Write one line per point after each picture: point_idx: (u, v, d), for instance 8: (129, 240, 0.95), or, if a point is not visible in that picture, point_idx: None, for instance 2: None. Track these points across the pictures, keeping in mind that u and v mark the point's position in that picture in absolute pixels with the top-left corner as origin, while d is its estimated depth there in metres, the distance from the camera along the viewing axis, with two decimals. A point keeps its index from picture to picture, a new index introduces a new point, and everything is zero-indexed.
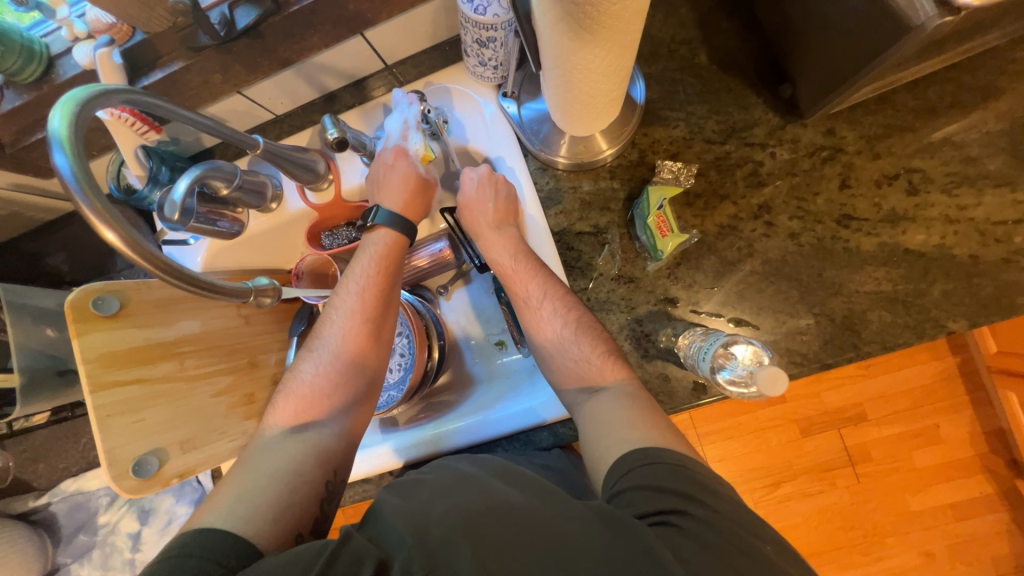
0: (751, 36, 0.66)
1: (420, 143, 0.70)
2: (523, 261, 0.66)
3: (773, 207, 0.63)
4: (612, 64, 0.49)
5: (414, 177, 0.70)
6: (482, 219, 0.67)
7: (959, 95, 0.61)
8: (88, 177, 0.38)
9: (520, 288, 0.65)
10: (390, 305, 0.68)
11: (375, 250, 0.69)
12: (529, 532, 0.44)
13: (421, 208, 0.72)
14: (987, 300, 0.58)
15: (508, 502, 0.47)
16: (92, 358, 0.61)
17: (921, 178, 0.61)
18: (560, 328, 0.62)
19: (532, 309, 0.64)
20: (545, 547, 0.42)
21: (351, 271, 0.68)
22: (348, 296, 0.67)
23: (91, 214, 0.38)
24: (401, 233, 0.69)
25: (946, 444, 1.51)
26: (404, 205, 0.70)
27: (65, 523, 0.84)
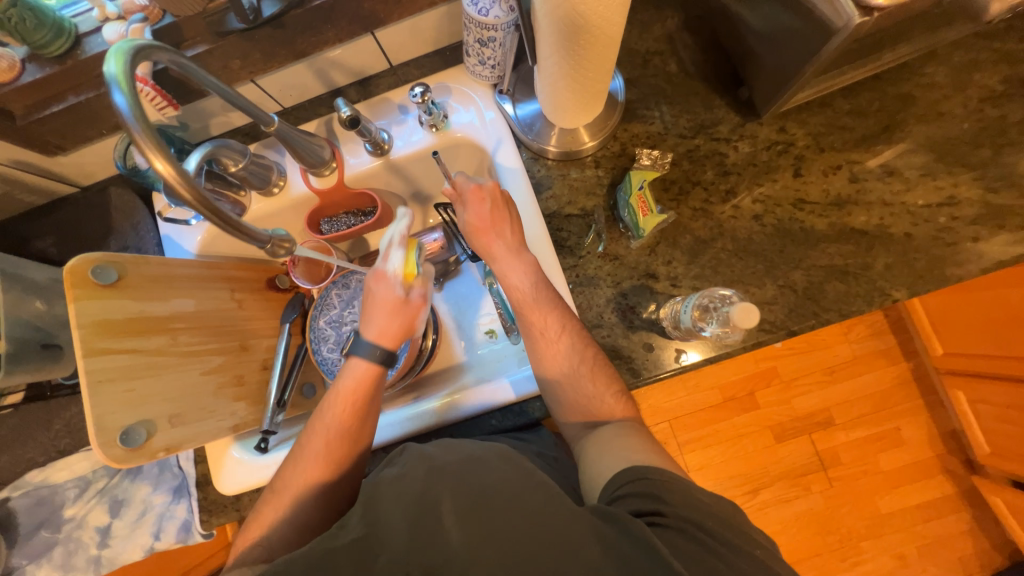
0: (713, 50, 0.75)
1: (403, 259, 0.66)
2: (538, 292, 0.66)
3: (738, 192, 0.72)
4: (597, 63, 0.57)
5: (393, 300, 0.65)
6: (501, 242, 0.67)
7: (885, 101, 0.71)
8: (143, 112, 0.41)
9: (539, 319, 0.66)
10: (369, 404, 0.65)
11: (347, 386, 0.65)
12: (525, 512, 0.49)
13: (411, 325, 0.67)
14: (922, 271, 0.67)
15: (507, 489, 0.51)
16: (88, 324, 0.61)
17: (860, 168, 0.70)
18: (576, 364, 0.65)
19: (549, 340, 0.65)
20: (535, 539, 0.47)
21: (326, 404, 0.65)
22: (325, 415, 0.65)
23: (145, 146, 0.41)
24: (375, 365, 0.65)
25: (907, 447, 1.59)
26: (385, 333, 0.65)
27: (25, 518, 0.78)
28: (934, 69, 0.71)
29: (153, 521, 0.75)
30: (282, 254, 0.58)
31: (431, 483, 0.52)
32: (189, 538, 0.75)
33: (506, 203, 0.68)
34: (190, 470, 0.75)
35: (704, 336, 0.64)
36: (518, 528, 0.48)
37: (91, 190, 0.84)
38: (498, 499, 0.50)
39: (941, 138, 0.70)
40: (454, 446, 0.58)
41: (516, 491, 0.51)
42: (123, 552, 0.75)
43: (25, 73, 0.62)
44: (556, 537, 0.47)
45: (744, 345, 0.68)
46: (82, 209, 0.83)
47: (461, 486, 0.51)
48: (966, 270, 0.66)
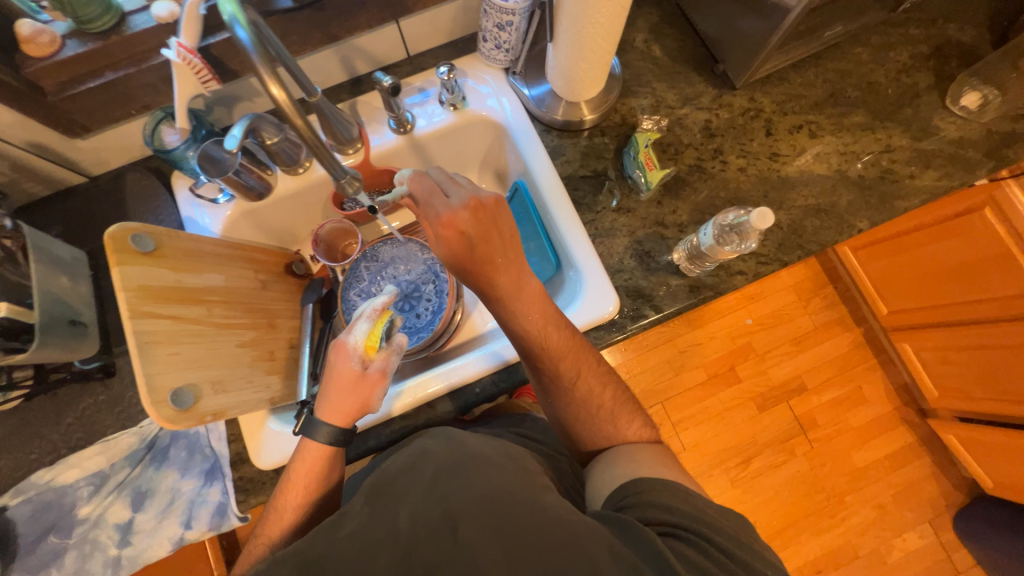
0: (688, 37, 0.90)
1: (365, 333, 0.67)
2: (547, 335, 0.66)
3: (724, 150, 0.84)
4: (608, 31, 0.68)
5: (350, 374, 0.66)
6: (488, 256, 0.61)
7: (826, 74, 0.87)
8: (261, 45, 0.45)
9: (553, 365, 0.67)
10: (330, 470, 0.66)
11: (306, 463, 0.65)
12: (526, 508, 0.53)
13: (370, 402, 0.67)
14: (876, 205, 0.81)
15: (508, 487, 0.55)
16: (132, 288, 0.61)
17: (816, 127, 0.85)
18: (594, 408, 0.69)
19: (564, 387, 0.68)
20: (535, 527, 0.51)
21: (287, 476, 0.66)
22: (286, 484, 0.65)
23: (265, 74, 0.45)
24: (327, 444, 0.65)
25: (871, 403, 1.75)
26: (342, 410, 0.66)
27: (28, 528, 0.71)
28: (860, 49, 0.89)
29: (182, 508, 0.71)
30: (348, 193, 0.63)
31: (440, 487, 0.56)
32: (224, 523, 0.70)
33: (489, 218, 0.61)
34: (224, 450, 0.73)
35: (726, 255, 0.70)
36: (521, 524, 0.51)
37: (102, 180, 0.83)
38: (497, 506, 0.53)
39: (872, 101, 0.86)
40: (456, 444, 0.62)
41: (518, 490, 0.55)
42: (150, 547, 0.71)
43: (65, 48, 0.64)
44: (553, 528, 0.51)
45: (748, 276, 0.78)
46: (91, 198, 0.82)
47: (465, 484, 0.56)
48: (909, 202, 0.81)
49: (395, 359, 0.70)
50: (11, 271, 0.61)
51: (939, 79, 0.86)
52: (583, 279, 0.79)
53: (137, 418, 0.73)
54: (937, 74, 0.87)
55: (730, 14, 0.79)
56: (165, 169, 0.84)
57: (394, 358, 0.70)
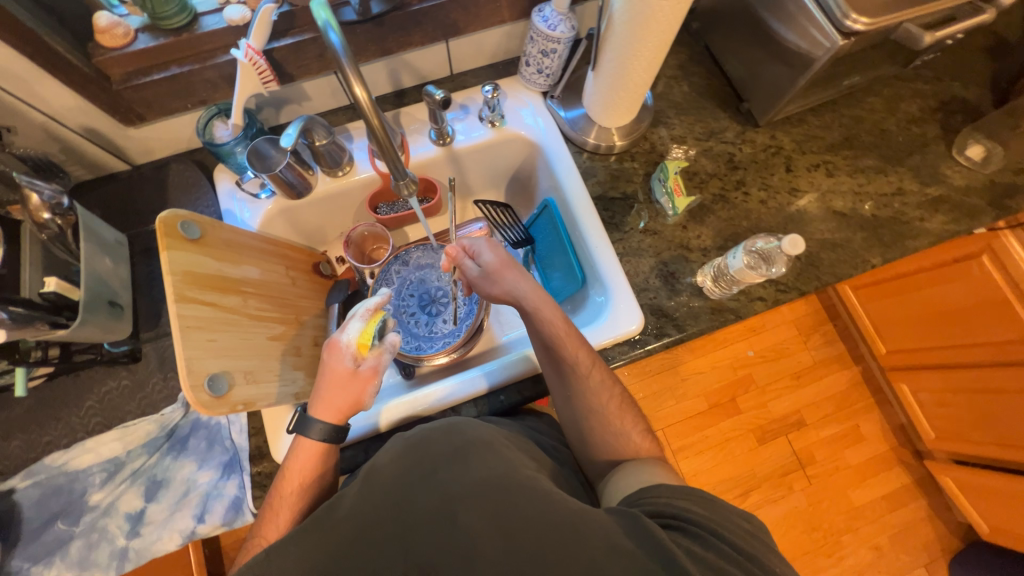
0: (715, 77, 0.96)
1: (359, 330, 0.68)
2: (569, 327, 0.70)
3: (747, 182, 0.89)
4: (649, 64, 0.72)
5: (343, 372, 0.65)
6: (513, 274, 0.73)
7: (842, 119, 0.93)
8: (348, 49, 0.49)
9: (572, 354, 0.69)
10: (327, 467, 0.64)
11: (300, 462, 0.63)
12: (540, 507, 0.50)
13: (363, 399, 0.66)
14: (889, 243, 0.85)
15: (519, 481, 0.53)
16: (178, 272, 0.61)
17: (833, 167, 0.90)
18: (605, 400, 0.69)
19: (581, 375, 0.68)
20: (550, 527, 0.49)
21: (282, 474, 0.64)
22: (281, 481, 0.63)
23: (351, 74, 0.49)
24: (322, 443, 0.64)
25: (867, 442, 1.75)
26: (334, 408, 0.65)
27: (34, 513, 0.70)
28: (873, 98, 0.95)
29: (196, 501, 0.71)
30: (403, 195, 0.65)
31: (445, 480, 0.54)
32: (237, 519, 0.69)
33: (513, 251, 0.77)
34: (243, 443, 0.71)
35: (752, 279, 0.73)
36: (535, 523, 0.49)
37: (144, 168, 0.84)
38: (500, 493, 0.52)
39: (885, 146, 0.92)
40: (456, 431, 0.60)
41: (533, 490, 0.52)
42: (160, 539, 0.71)
43: (137, 41, 0.67)
44: (568, 525, 0.49)
45: (767, 302, 0.81)
46: (132, 186, 0.83)
47: (477, 480, 0.53)
48: (920, 242, 0.85)
49: (389, 357, 0.70)
50: (61, 250, 0.65)
51: (945, 131, 0.93)
52: (610, 295, 0.81)
53: (159, 406, 0.71)
54: (943, 127, 0.93)
55: (757, 58, 0.85)
56: (209, 162, 0.86)
57: (388, 355, 0.70)
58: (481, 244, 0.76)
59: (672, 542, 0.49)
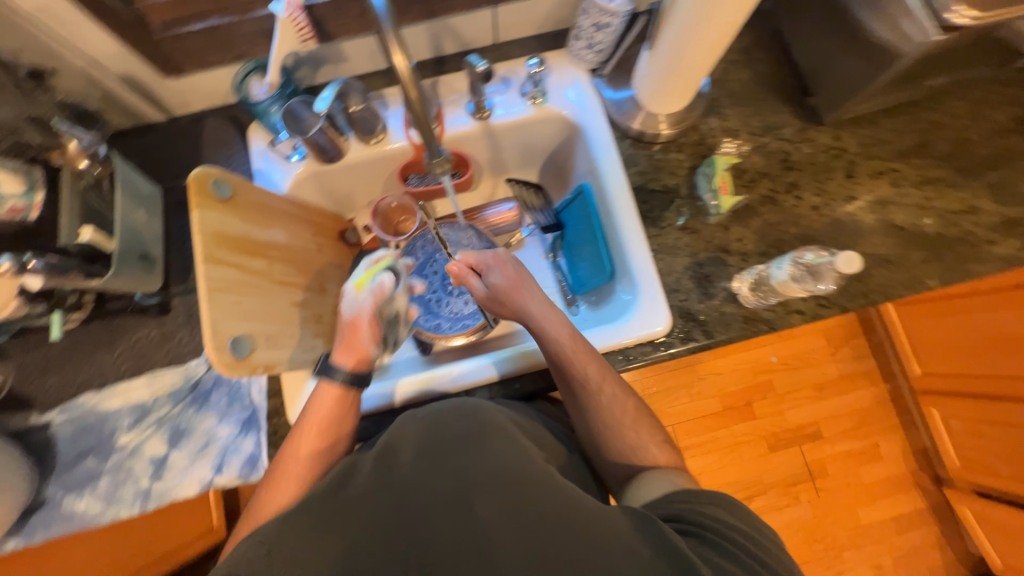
0: (780, 66, 0.88)
1: (360, 273, 0.70)
2: (579, 342, 0.67)
3: (801, 185, 0.83)
4: (711, 48, 0.66)
5: (345, 313, 0.67)
6: (523, 291, 0.71)
7: (918, 124, 0.84)
8: (392, 11, 0.46)
9: (580, 370, 0.67)
10: (343, 424, 0.66)
11: (317, 413, 0.64)
12: (557, 503, 0.50)
13: (364, 343, 0.67)
14: (951, 265, 0.78)
15: (536, 475, 0.53)
16: (207, 232, 0.61)
17: (899, 176, 0.83)
18: (618, 415, 0.66)
19: (591, 392, 0.66)
20: (564, 525, 0.48)
21: (295, 433, 0.65)
22: (296, 440, 0.64)
23: (392, 38, 0.46)
24: (342, 388, 0.65)
25: (883, 462, 1.68)
26: (350, 350, 0.66)
27: (68, 447, 0.73)
28: (957, 102, 0.86)
29: (217, 453, 0.72)
30: (435, 172, 0.65)
31: (466, 468, 0.54)
32: (253, 475, 0.71)
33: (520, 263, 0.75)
34: (263, 403, 0.74)
35: (794, 292, 0.70)
36: (551, 521, 0.49)
37: (181, 121, 0.84)
38: (517, 486, 0.52)
39: (962, 157, 0.83)
40: (470, 415, 0.60)
41: (551, 486, 0.52)
42: (181, 485, 0.72)
43: None
44: (586, 524, 0.49)
45: (805, 316, 0.76)
46: (168, 138, 0.83)
47: (495, 471, 0.53)
48: (987, 267, 0.78)
49: (375, 300, 0.67)
50: (97, 198, 0.67)
51: None
52: (638, 293, 0.78)
53: (185, 357, 0.75)
54: None
55: (831, 48, 0.77)
56: (243, 119, 0.85)
57: (374, 299, 0.67)
58: (489, 260, 0.73)
59: (692, 552, 0.47)
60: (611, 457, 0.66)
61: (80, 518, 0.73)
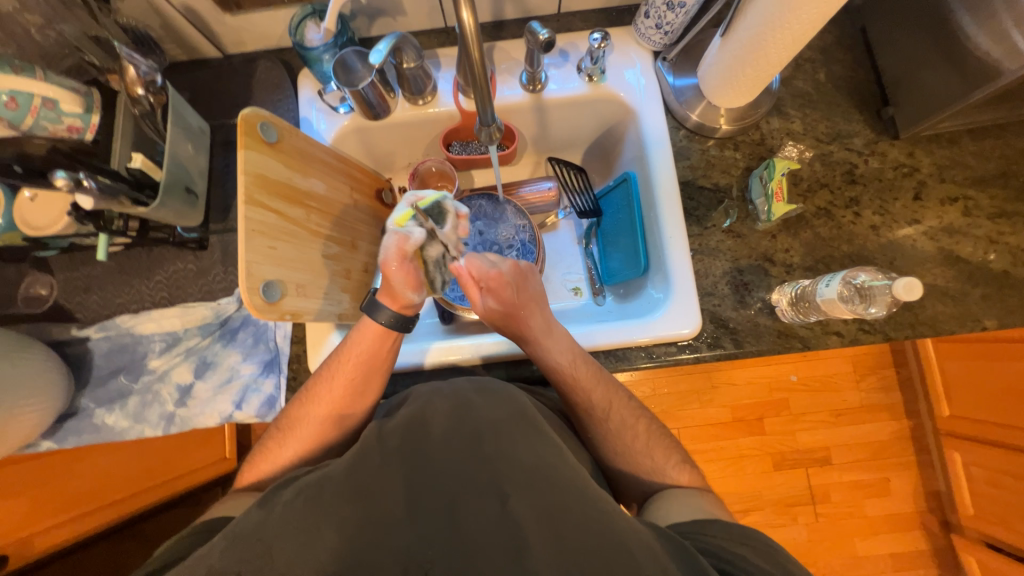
0: (862, 69, 0.81)
1: (401, 211, 0.64)
2: (580, 368, 0.66)
3: (862, 201, 0.77)
4: (793, 42, 0.61)
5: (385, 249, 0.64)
6: (524, 312, 0.67)
7: (1007, 149, 0.77)
8: None
9: (584, 397, 0.65)
10: (379, 366, 0.67)
11: (357, 349, 0.65)
12: (586, 511, 0.47)
13: (393, 288, 0.64)
14: (1015, 307, 0.73)
15: (565, 478, 0.50)
16: (251, 174, 0.62)
17: (973, 205, 0.76)
18: (629, 440, 0.65)
19: (596, 419, 0.66)
20: (593, 538, 0.45)
21: (332, 367, 0.66)
22: (331, 375, 0.66)
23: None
24: (385, 327, 0.66)
25: (892, 497, 1.59)
26: (390, 293, 0.65)
27: (103, 362, 0.77)
28: None
29: (238, 389, 0.75)
30: (484, 140, 0.65)
31: (494, 457, 0.52)
32: (270, 415, 0.74)
33: (527, 279, 0.70)
34: (286, 348, 0.76)
35: (839, 312, 0.66)
36: (580, 526, 0.46)
37: (234, 59, 0.84)
38: (546, 485, 0.49)
39: None
40: (500, 400, 0.59)
41: (578, 489, 0.49)
42: (202, 414, 0.75)
43: None
44: (616, 540, 0.45)
45: (843, 339, 0.73)
46: (220, 75, 0.83)
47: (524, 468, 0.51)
48: None
49: (399, 244, 0.61)
50: (150, 127, 0.67)
51: None
52: (670, 293, 0.76)
53: (217, 295, 0.77)
54: None
55: (923, 55, 0.71)
56: (295, 65, 0.84)
57: (397, 242, 0.61)
58: (496, 279, 0.68)
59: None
60: (621, 451, 0.65)
61: (107, 431, 0.77)
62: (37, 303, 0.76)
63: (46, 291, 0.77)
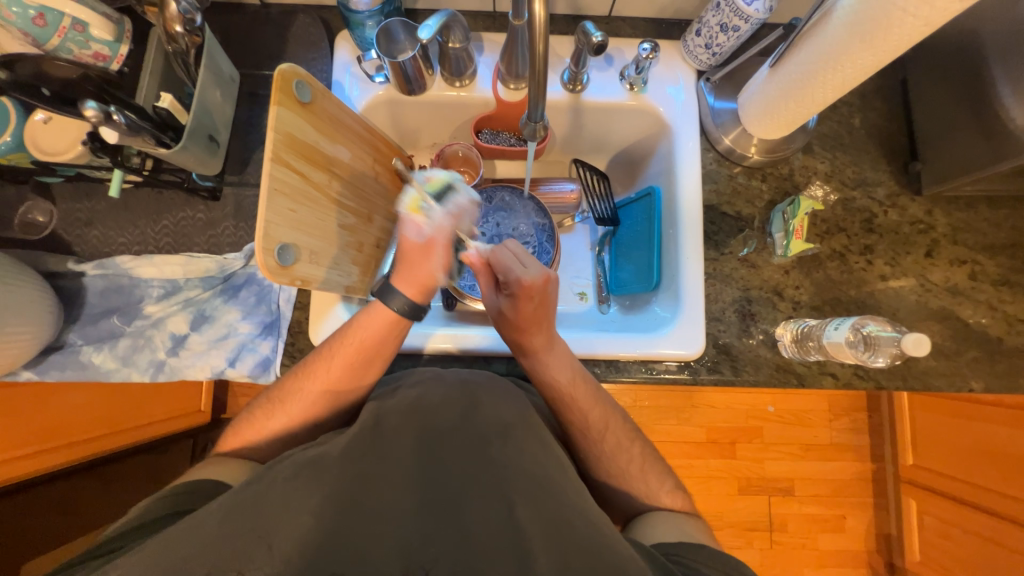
0: (895, 120, 0.83)
1: (410, 195, 0.62)
2: (581, 388, 0.66)
3: (875, 250, 0.79)
4: (844, 85, 0.61)
5: (410, 243, 0.63)
6: (529, 328, 0.63)
7: (1019, 221, 0.79)
8: None
9: (585, 417, 0.66)
10: (380, 352, 0.65)
11: (364, 332, 0.64)
12: (579, 531, 0.47)
13: (435, 270, 0.64)
14: (1001, 373, 0.75)
15: (563, 489, 0.51)
16: (280, 132, 0.60)
17: (979, 270, 0.78)
18: (620, 453, 0.66)
19: (616, 449, 0.66)
20: (583, 554, 0.45)
21: (332, 346, 0.64)
22: (331, 354, 0.64)
23: None
24: (398, 314, 0.63)
25: (847, 535, 1.64)
26: (412, 281, 0.64)
27: (95, 300, 0.75)
28: None
29: (233, 347, 0.73)
30: (527, 134, 0.66)
31: (498, 460, 0.53)
32: (262, 377, 0.73)
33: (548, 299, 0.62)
34: (287, 313, 0.74)
35: (843, 357, 0.68)
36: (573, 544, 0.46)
37: (272, 8, 0.81)
38: (543, 494, 0.50)
39: None
40: (505, 401, 0.60)
41: (573, 505, 0.50)
42: (191, 367, 0.73)
43: None
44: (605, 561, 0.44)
45: (837, 381, 0.74)
46: (256, 23, 0.80)
47: (525, 481, 0.51)
48: None
49: (453, 224, 0.63)
50: (180, 66, 0.65)
51: None
52: (679, 312, 0.76)
53: (223, 249, 0.75)
54: None
55: (958, 118, 0.72)
56: (334, 24, 0.82)
57: (452, 221, 0.62)
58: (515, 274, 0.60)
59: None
60: (610, 464, 0.66)
61: (92, 370, 0.76)
62: (33, 229, 0.73)
63: (44, 219, 0.74)
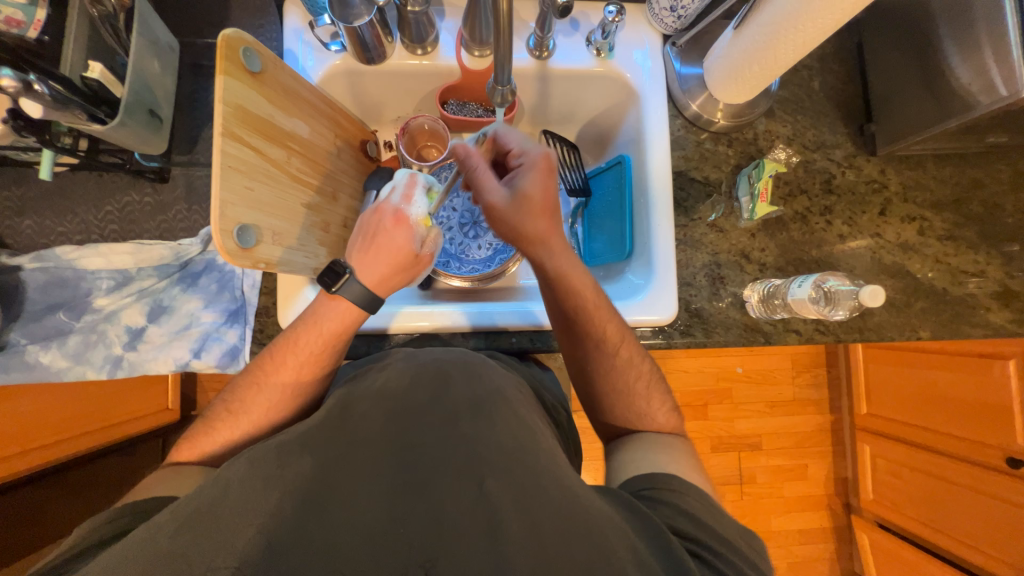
0: (851, 83, 0.85)
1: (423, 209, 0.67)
2: (600, 295, 0.65)
3: (834, 211, 0.82)
4: (805, 45, 0.62)
5: (406, 251, 0.64)
6: (541, 219, 0.63)
7: (962, 178, 0.84)
8: None
9: (604, 329, 0.65)
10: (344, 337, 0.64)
11: (326, 316, 0.62)
12: (555, 504, 0.46)
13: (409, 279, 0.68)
14: (945, 321, 0.81)
15: (539, 457, 0.50)
16: (229, 103, 0.56)
17: (926, 226, 0.83)
18: (601, 418, 0.67)
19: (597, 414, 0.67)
20: (564, 522, 0.45)
21: (295, 331, 0.62)
22: (293, 340, 0.62)
23: None
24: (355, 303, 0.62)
25: (810, 482, 1.76)
26: (383, 278, 0.63)
27: (36, 296, 0.70)
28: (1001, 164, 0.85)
29: (197, 337, 0.70)
30: (495, 100, 0.68)
31: (472, 434, 0.51)
32: (230, 367, 0.69)
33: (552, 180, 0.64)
34: (253, 299, 0.70)
35: (807, 312, 0.72)
36: (551, 513, 0.45)
37: None
38: (517, 467, 0.48)
39: (989, 224, 0.83)
40: (478, 377, 0.58)
41: (550, 473, 0.49)
42: (153, 360, 0.70)
43: None
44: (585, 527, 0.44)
45: (800, 337, 0.78)
46: None
47: (497, 454, 0.49)
48: (977, 331, 0.81)
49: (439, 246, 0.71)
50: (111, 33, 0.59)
51: None
52: (652, 279, 0.78)
53: (178, 235, 0.70)
54: None
55: (908, 79, 0.75)
56: None
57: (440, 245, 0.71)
58: (533, 161, 0.63)
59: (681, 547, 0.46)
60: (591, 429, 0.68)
61: (40, 370, 0.70)
62: None
63: None
